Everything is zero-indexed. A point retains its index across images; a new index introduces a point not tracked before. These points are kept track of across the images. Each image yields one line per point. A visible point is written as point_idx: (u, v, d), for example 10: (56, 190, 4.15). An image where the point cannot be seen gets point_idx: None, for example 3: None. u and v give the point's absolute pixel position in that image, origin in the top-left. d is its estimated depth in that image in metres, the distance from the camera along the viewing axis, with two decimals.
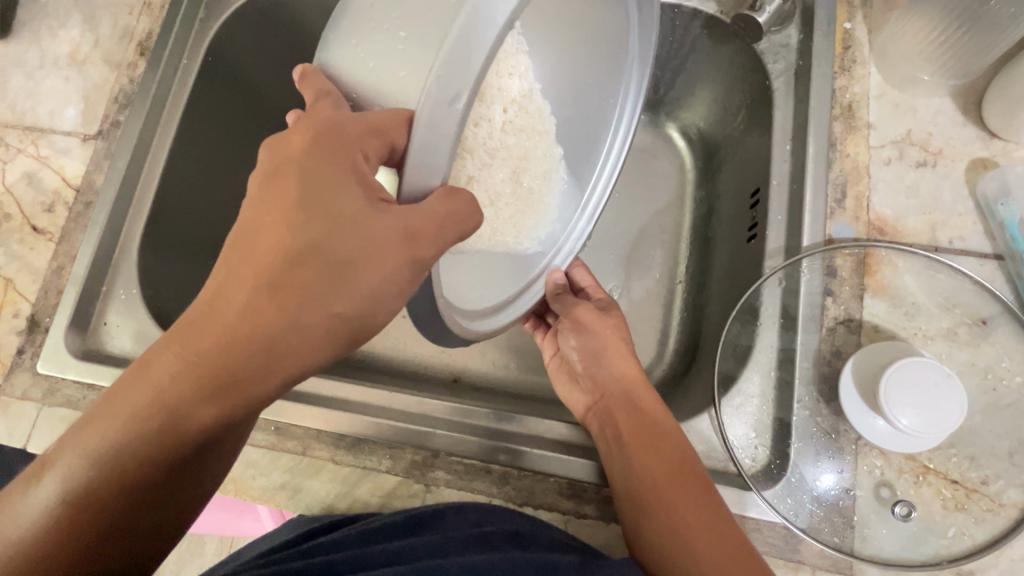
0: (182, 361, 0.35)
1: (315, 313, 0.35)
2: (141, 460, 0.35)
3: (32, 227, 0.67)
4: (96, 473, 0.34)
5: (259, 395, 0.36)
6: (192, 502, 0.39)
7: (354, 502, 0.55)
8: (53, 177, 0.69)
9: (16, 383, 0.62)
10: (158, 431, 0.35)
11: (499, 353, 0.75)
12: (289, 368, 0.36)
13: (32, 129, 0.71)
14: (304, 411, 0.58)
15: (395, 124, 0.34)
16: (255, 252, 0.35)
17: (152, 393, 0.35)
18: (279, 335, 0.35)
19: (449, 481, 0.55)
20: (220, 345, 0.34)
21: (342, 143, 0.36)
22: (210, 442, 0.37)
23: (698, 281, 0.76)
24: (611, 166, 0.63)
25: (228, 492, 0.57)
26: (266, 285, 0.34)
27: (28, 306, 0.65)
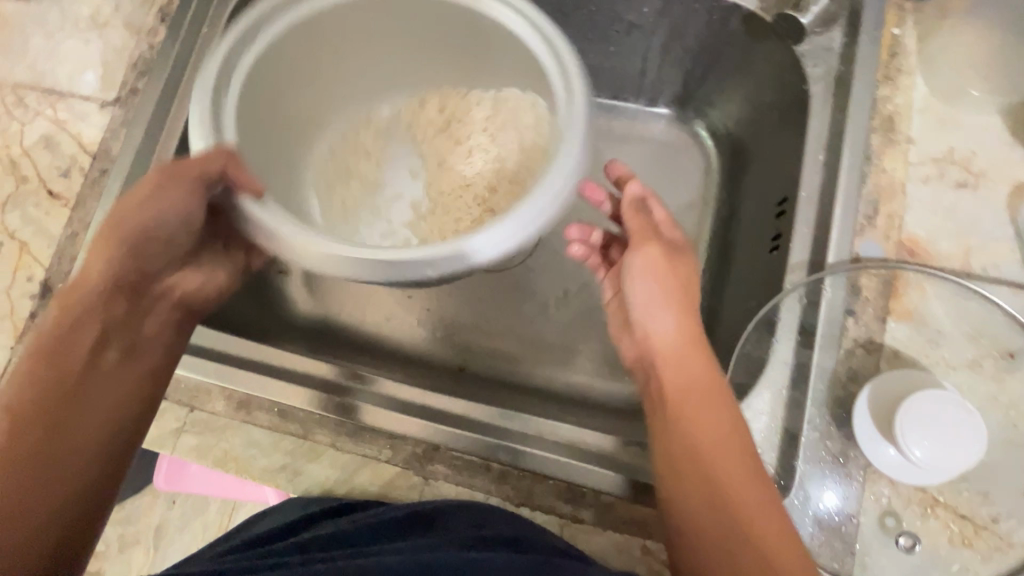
0: (90, 338, 0.53)
1: (91, 293, 0.53)
2: (8, 406, 0.48)
3: (49, 191, 0.67)
4: (9, 421, 0.48)
5: (63, 360, 0.51)
6: (97, 430, 0.51)
7: (352, 489, 0.56)
8: (70, 142, 0.69)
9: (28, 346, 0.63)
10: (41, 390, 0.50)
11: (503, 344, 0.75)
12: (76, 340, 0.52)
13: (51, 92, 0.70)
14: (309, 396, 0.58)
15: (232, 160, 0.51)
16: (146, 256, 0.55)
17: (81, 356, 0.52)
18: (133, 311, 0.56)
19: (447, 475, 0.55)
20: (141, 281, 0.56)
21: (187, 178, 0.52)
22: (70, 396, 0.51)
23: (714, 286, 0.74)
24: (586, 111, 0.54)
25: (230, 470, 0.57)
26: (139, 281, 0.56)
27: (41, 271, 0.65)
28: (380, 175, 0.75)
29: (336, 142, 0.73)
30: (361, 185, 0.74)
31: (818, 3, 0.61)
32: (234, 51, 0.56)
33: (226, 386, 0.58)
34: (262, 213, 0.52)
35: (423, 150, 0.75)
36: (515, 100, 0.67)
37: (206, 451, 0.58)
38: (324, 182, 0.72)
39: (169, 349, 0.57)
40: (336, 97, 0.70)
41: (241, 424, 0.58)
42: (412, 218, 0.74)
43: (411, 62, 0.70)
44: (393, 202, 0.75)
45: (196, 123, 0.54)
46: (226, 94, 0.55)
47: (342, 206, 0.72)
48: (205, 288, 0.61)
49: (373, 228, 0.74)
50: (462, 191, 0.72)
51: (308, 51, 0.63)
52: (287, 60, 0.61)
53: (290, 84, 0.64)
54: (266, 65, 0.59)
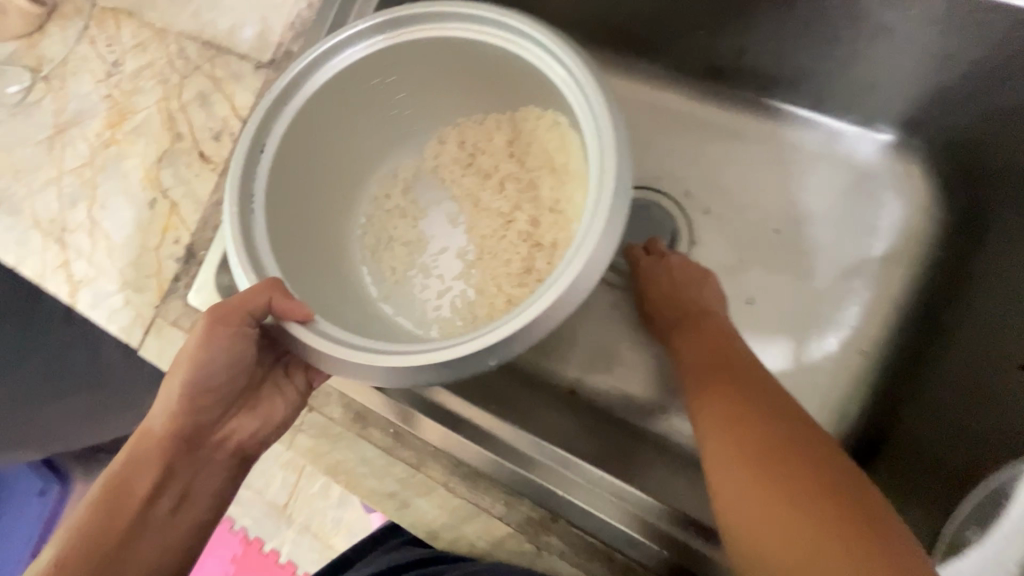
0: (143, 466, 0.50)
1: (156, 437, 0.51)
2: (68, 545, 0.47)
3: (200, 153, 0.66)
4: (65, 552, 0.46)
5: (125, 499, 0.49)
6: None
7: (460, 538, 0.52)
8: (224, 103, 0.66)
9: (170, 309, 0.64)
10: (94, 520, 0.48)
11: (616, 378, 0.72)
12: (134, 478, 0.50)
13: (211, 46, 0.68)
14: (425, 424, 0.54)
15: (267, 291, 0.47)
16: (206, 402, 0.52)
17: (130, 484, 0.49)
18: (191, 440, 0.52)
19: (564, 553, 0.50)
20: (197, 433, 0.52)
21: (235, 323, 0.48)
22: (126, 529, 0.49)
23: (900, 364, 0.66)
24: (610, 134, 0.47)
25: (339, 481, 0.55)
26: (194, 426, 0.52)
27: (187, 235, 0.65)
28: (421, 232, 0.69)
29: (370, 207, 0.68)
30: (406, 249, 0.68)
31: None
32: (266, 121, 0.53)
33: (344, 393, 0.57)
34: (313, 340, 0.47)
35: (455, 193, 0.69)
36: (533, 117, 0.62)
37: (320, 457, 0.56)
38: (370, 244, 0.67)
39: (223, 487, 0.54)
40: (360, 155, 0.66)
41: (356, 437, 0.56)
42: (461, 269, 0.66)
43: (421, 102, 0.65)
44: (440, 256, 0.68)
45: (231, 246, 0.49)
46: (253, 208, 0.51)
47: (394, 275, 0.67)
48: (261, 429, 0.55)
49: (427, 290, 0.66)
50: (505, 228, 0.65)
51: (337, 105, 0.59)
52: (314, 125, 0.57)
53: (324, 145, 0.60)
54: (297, 135, 0.56)
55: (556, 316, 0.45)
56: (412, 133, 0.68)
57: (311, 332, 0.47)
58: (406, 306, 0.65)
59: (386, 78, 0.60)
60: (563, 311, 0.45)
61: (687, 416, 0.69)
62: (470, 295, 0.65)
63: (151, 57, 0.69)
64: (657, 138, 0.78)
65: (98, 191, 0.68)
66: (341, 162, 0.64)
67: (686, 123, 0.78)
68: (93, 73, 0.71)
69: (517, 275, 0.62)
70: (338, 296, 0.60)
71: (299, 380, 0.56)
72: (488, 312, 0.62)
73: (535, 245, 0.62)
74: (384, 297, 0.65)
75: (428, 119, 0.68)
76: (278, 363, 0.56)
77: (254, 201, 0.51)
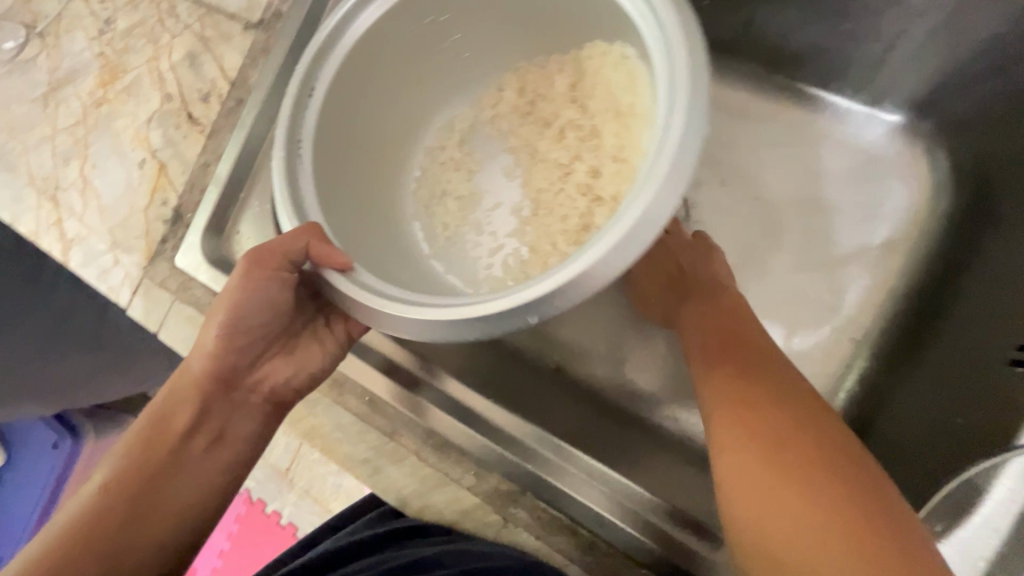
0: (184, 401, 0.48)
1: (195, 375, 0.49)
2: (115, 470, 0.46)
3: (188, 114, 0.66)
4: (110, 477, 0.45)
5: (167, 431, 0.47)
6: (176, 519, 0.46)
7: (427, 506, 0.53)
8: (212, 64, 0.65)
9: (157, 270, 0.65)
10: (137, 449, 0.47)
11: (603, 356, 0.70)
12: (175, 412, 0.48)
13: (201, 4, 0.67)
14: (398, 394, 0.54)
15: (307, 233, 0.45)
16: (245, 342, 0.49)
17: (172, 417, 0.48)
18: (231, 380, 0.50)
19: (530, 526, 0.50)
20: (234, 374, 0.50)
21: (274, 262, 0.47)
22: (167, 460, 0.47)
23: (895, 354, 0.64)
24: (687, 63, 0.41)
25: (315, 446, 0.56)
26: (234, 365, 0.50)
27: (174, 197, 0.65)
28: (476, 186, 0.65)
29: (426, 159, 0.65)
30: (459, 203, 0.64)
31: None
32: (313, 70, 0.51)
33: None
34: (349, 290, 0.45)
35: (513, 144, 0.64)
36: (599, 58, 0.56)
37: (296, 421, 0.57)
38: (424, 198, 0.64)
39: (261, 431, 0.51)
40: (418, 101, 0.62)
41: (331, 403, 0.56)
42: (516, 226, 0.63)
43: (481, 41, 0.61)
44: (494, 212, 0.64)
45: (279, 192, 0.47)
46: (303, 151, 0.49)
47: (445, 231, 0.63)
48: (296, 376, 0.52)
49: (480, 248, 0.63)
50: (564, 180, 0.60)
51: (395, 42, 0.56)
52: (367, 69, 0.55)
53: (380, 89, 0.57)
54: (345, 81, 0.53)
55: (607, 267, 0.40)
56: (469, 78, 0.64)
57: (347, 280, 0.46)
58: (457, 264, 0.62)
59: (443, 14, 0.56)
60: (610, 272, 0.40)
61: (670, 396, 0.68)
62: (523, 253, 0.60)
63: (143, 15, 0.69)
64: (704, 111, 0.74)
65: (89, 150, 0.68)
66: (397, 106, 0.60)
67: (756, 92, 0.73)
68: (87, 30, 0.70)
69: (575, 232, 0.56)
70: (386, 246, 0.57)
71: (338, 330, 0.53)
72: (542, 271, 0.57)
73: (594, 199, 0.56)
74: (433, 254, 0.62)
75: (491, 61, 0.63)
76: (319, 313, 0.53)
77: (302, 143, 0.49)
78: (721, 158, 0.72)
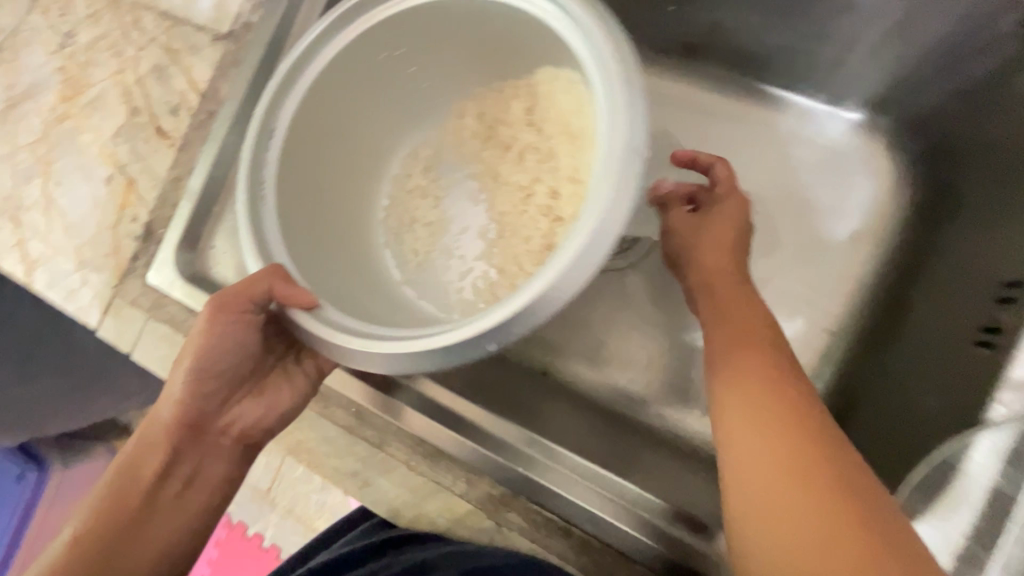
0: (150, 451, 0.47)
1: (161, 422, 0.48)
2: (82, 527, 0.45)
3: (157, 127, 0.64)
4: (72, 537, 0.44)
5: (134, 482, 0.46)
6: (150, 571, 0.45)
7: (420, 515, 0.53)
8: (181, 76, 0.64)
9: (128, 288, 0.63)
10: (103, 505, 0.46)
11: (586, 358, 0.73)
12: (142, 463, 0.47)
13: (167, 16, 0.65)
14: (385, 404, 0.53)
15: (268, 275, 0.44)
16: (213, 386, 0.48)
17: (138, 469, 0.47)
18: (200, 426, 0.49)
19: (523, 529, 0.50)
20: (202, 418, 0.49)
21: (237, 304, 0.46)
22: (136, 511, 0.46)
23: (867, 343, 0.66)
24: (626, 98, 0.43)
25: (302, 461, 0.55)
26: (204, 410, 0.49)
27: (145, 213, 0.64)
28: (443, 212, 0.63)
29: (393, 187, 0.64)
30: (428, 230, 0.63)
31: None
32: (273, 106, 0.50)
33: None
34: (313, 325, 0.44)
35: (476, 168, 0.62)
36: (549, 83, 0.55)
37: (281, 437, 0.56)
38: (393, 226, 0.63)
39: (235, 473, 0.51)
40: (378, 136, 0.62)
41: (317, 416, 0.55)
42: (484, 249, 0.60)
43: (436, 75, 0.61)
44: (462, 237, 0.62)
45: (242, 236, 0.46)
46: (264, 191, 0.48)
47: (415, 257, 0.62)
48: (267, 416, 0.51)
49: (450, 272, 0.61)
50: (525, 202, 0.58)
51: (352, 79, 0.55)
52: (324, 107, 0.54)
53: (339, 126, 0.57)
54: (306, 119, 0.52)
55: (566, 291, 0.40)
56: (428, 110, 0.64)
57: (313, 318, 0.44)
58: (433, 289, 0.61)
59: (393, 50, 0.56)
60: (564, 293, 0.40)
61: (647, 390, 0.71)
62: (490, 275, 0.58)
63: (106, 28, 0.67)
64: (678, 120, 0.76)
65: (53, 166, 0.66)
66: (357, 142, 0.60)
67: (724, 108, 0.75)
68: (46, 44, 0.68)
69: (539, 253, 0.54)
70: (354, 279, 0.56)
71: (309, 365, 0.52)
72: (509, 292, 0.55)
73: (554, 220, 0.53)
74: (405, 282, 0.61)
75: (448, 93, 0.63)
76: (288, 350, 0.52)
77: (264, 183, 0.48)
78: None
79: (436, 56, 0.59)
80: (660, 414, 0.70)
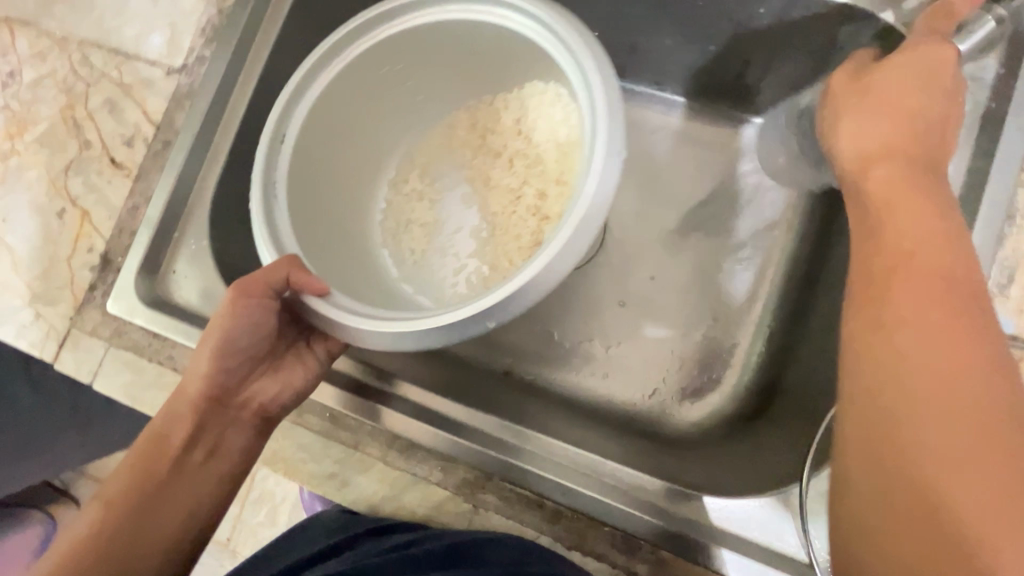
0: (179, 421, 0.52)
1: (188, 396, 0.53)
2: (124, 483, 0.51)
3: (111, 159, 0.65)
4: (117, 493, 0.50)
5: (167, 448, 0.52)
6: (178, 526, 0.51)
7: (399, 507, 0.54)
8: (134, 108, 0.66)
9: (86, 318, 0.63)
10: (139, 467, 0.51)
11: (543, 355, 0.78)
12: (172, 431, 0.52)
13: (117, 52, 0.67)
14: (360, 404, 0.57)
15: (285, 265, 0.50)
16: (233, 365, 0.53)
17: (170, 435, 0.52)
18: (223, 399, 0.54)
19: (499, 507, 0.53)
20: (225, 392, 0.54)
21: (255, 291, 0.51)
22: (169, 473, 0.52)
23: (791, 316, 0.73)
24: (603, 90, 0.50)
25: (279, 470, 0.57)
26: (226, 385, 0.53)
27: (102, 242, 0.64)
28: (437, 214, 0.72)
29: (391, 191, 0.72)
30: (423, 229, 0.72)
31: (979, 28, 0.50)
32: (285, 111, 0.57)
33: None
34: (327, 310, 0.51)
35: (468, 173, 0.72)
36: (538, 96, 0.64)
37: None
38: (390, 227, 0.71)
39: (253, 444, 0.55)
40: (382, 137, 0.70)
41: (291, 424, 0.57)
42: (476, 247, 0.70)
43: (434, 84, 0.69)
44: (455, 236, 0.72)
45: (255, 228, 0.53)
46: (276, 191, 0.55)
47: (413, 255, 0.71)
48: (283, 393, 0.55)
49: (445, 267, 0.71)
50: (515, 204, 0.67)
51: (359, 87, 0.63)
52: (330, 113, 0.61)
53: (346, 128, 0.64)
54: (314, 124, 0.60)
55: (545, 280, 0.48)
56: (427, 115, 0.72)
57: (326, 304, 0.51)
58: (427, 284, 0.71)
59: (397, 62, 0.63)
60: (552, 276, 0.48)
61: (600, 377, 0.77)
62: (484, 270, 0.68)
63: (53, 66, 0.68)
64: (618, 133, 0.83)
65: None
66: (362, 142, 0.68)
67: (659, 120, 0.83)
68: None
69: (528, 248, 0.64)
70: (359, 275, 0.64)
71: (321, 349, 0.57)
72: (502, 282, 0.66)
73: (542, 218, 0.63)
74: (403, 278, 0.70)
75: (445, 101, 0.71)
76: (301, 335, 0.57)
77: (276, 182, 0.55)
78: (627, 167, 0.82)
79: (433, 69, 0.67)
80: (615, 399, 0.76)
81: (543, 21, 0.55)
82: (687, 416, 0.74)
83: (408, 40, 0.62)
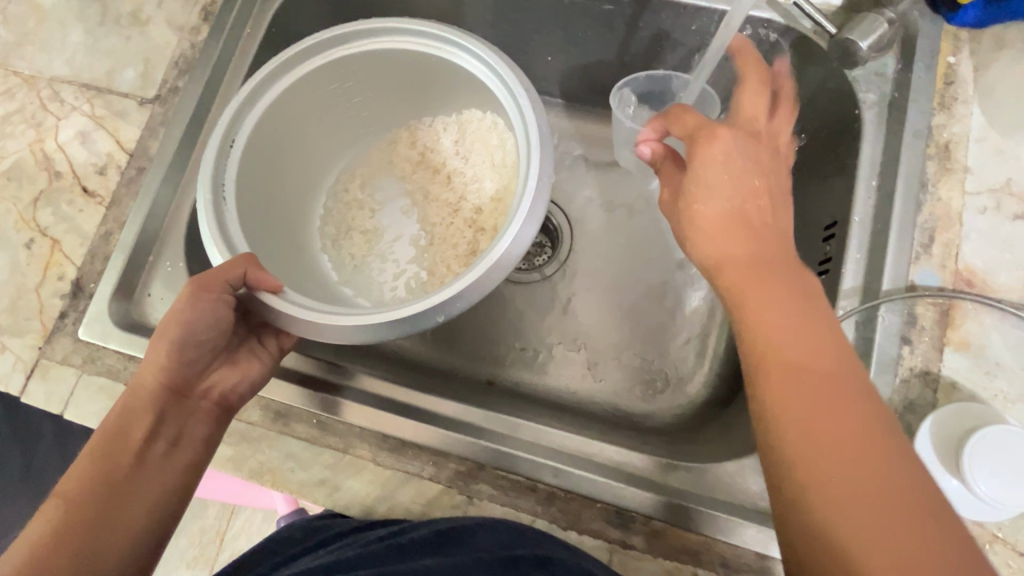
0: (137, 416, 0.51)
1: (146, 391, 0.52)
2: (78, 485, 0.47)
3: (83, 188, 0.66)
4: (71, 495, 0.47)
5: (126, 443, 0.50)
6: (143, 518, 0.49)
7: (393, 507, 0.54)
8: (108, 139, 0.67)
9: (56, 347, 0.61)
10: (94, 465, 0.49)
11: (522, 359, 0.80)
12: (130, 427, 0.51)
13: (89, 87, 0.69)
14: (348, 407, 0.57)
15: (244, 262, 0.53)
16: (192, 358, 0.53)
17: (127, 431, 0.50)
18: (181, 393, 0.53)
19: (494, 495, 0.54)
20: (186, 382, 0.53)
21: (214, 282, 0.52)
22: (128, 468, 0.49)
23: None
24: (535, 116, 0.57)
25: (266, 482, 0.56)
26: (184, 378, 0.53)
27: (73, 270, 0.63)
28: (378, 222, 0.76)
29: (330, 200, 0.75)
30: (364, 237, 0.74)
31: (874, 31, 0.58)
32: (235, 117, 0.60)
33: (263, 395, 0.58)
34: (282, 305, 0.54)
35: (408, 188, 0.76)
36: (477, 122, 0.71)
37: (241, 462, 0.57)
38: (330, 232, 0.73)
39: (213, 436, 0.54)
40: (327, 149, 0.73)
41: (278, 434, 0.57)
42: (415, 254, 0.74)
43: (375, 106, 0.73)
44: (395, 244, 0.75)
45: (208, 230, 0.54)
46: (225, 195, 0.57)
47: (353, 260, 0.73)
48: (241, 383, 0.56)
49: (384, 273, 0.73)
50: (452, 216, 0.73)
51: (307, 102, 0.66)
52: (279, 123, 0.64)
53: (290, 139, 0.67)
54: (263, 131, 0.62)
55: (485, 286, 0.53)
56: (368, 130, 0.76)
57: (280, 300, 0.54)
58: (365, 286, 0.72)
59: (345, 82, 0.67)
60: (499, 270, 0.53)
61: (575, 375, 0.79)
62: (423, 275, 0.72)
63: (21, 103, 0.69)
64: (572, 144, 0.89)
65: None
66: (305, 154, 0.70)
67: (608, 129, 0.88)
68: None
69: (465, 257, 0.69)
70: (303, 281, 0.66)
71: (271, 345, 0.59)
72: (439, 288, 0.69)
73: (479, 230, 0.69)
74: (342, 282, 0.72)
75: (387, 120, 0.76)
76: (252, 331, 0.59)
77: (224, 187, 0.57)
78: (586, 177, 0.88)
79: (376, 95, 0.71)
80: (589, 394, 0.77)
81: (481, 55, 0.61)
82: (665, 408, 0.76)
83: (356, 70, 0.66)
